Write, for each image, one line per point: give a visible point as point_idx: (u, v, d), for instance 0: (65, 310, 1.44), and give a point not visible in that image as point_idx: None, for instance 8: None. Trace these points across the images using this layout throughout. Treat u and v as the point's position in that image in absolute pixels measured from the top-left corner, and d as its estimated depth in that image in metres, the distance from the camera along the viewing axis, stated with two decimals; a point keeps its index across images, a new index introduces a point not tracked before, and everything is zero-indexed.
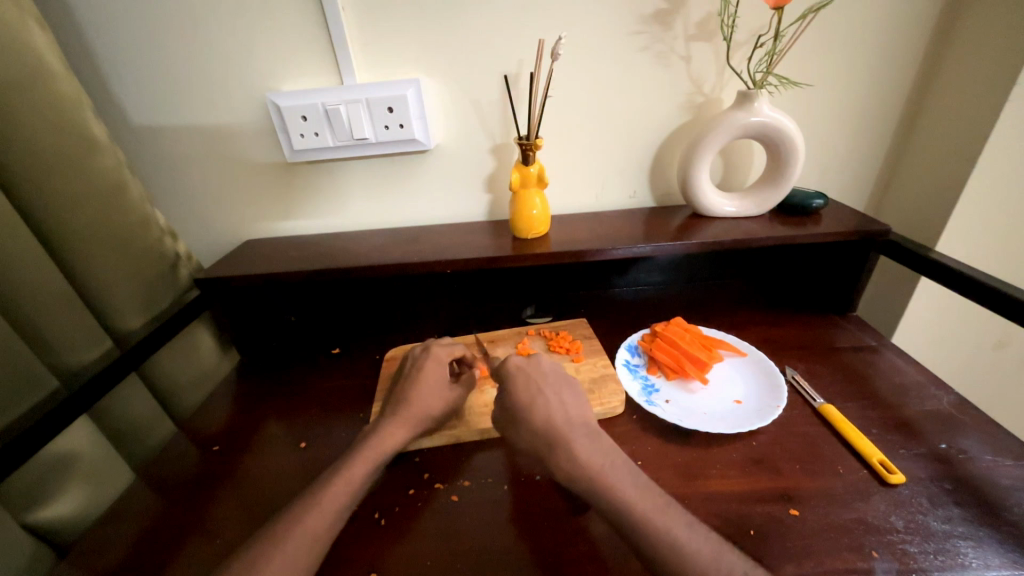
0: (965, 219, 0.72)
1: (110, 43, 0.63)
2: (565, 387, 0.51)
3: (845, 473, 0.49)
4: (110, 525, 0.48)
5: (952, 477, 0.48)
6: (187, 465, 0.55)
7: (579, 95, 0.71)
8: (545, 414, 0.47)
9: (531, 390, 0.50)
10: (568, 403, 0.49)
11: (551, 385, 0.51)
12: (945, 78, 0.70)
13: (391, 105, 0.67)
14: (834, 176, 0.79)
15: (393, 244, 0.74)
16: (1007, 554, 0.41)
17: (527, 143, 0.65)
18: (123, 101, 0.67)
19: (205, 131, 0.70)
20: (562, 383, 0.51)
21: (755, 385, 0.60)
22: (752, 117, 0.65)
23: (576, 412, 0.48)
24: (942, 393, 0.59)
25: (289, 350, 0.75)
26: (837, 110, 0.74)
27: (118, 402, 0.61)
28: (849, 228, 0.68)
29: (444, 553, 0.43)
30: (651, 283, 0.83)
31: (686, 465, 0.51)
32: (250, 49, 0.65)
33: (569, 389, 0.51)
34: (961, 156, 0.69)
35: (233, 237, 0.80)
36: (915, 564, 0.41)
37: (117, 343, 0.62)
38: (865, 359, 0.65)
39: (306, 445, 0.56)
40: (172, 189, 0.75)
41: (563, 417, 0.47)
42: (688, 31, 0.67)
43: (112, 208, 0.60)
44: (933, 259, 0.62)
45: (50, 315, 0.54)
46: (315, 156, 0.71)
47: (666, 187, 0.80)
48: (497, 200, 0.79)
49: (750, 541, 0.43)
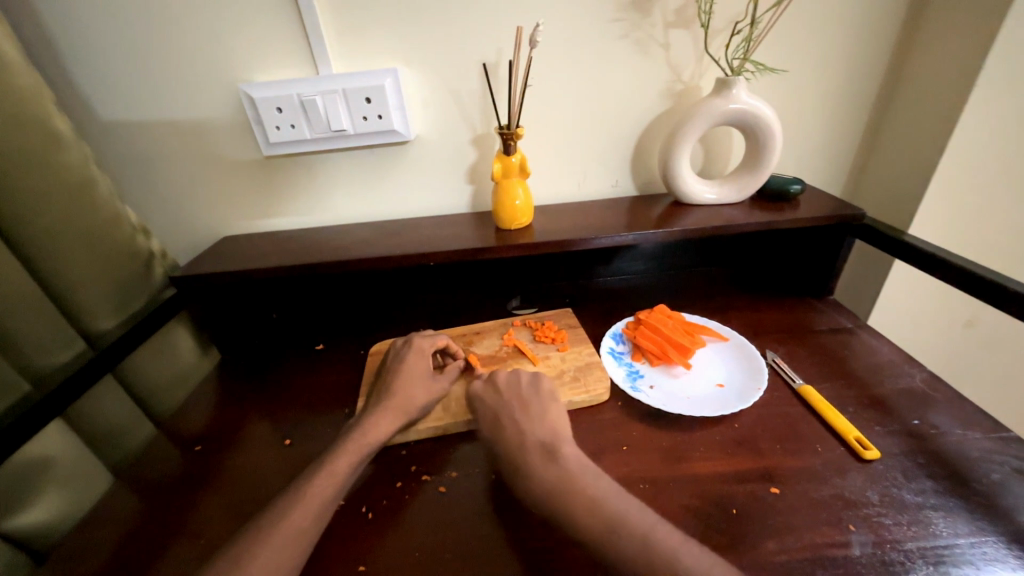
0: (937, 202, 0.74)
1: (72, 33, 0.61)
2: (541, 396, 0.52)
3: (823, 451, 0.50)
4: (89, 530, 0.47)
5: (924, 451, 0.50)
6: (168, 466, 0.54)
7: (559, 84, 0.70)
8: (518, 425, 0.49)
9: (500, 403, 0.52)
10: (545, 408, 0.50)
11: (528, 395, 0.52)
12: (916, 63, 0.71)
13: (369, 96, 0.66)
14: (811, 162, 0.81)
15: (375, 238, 0.73)
16: (976, 522, 0.43)
17: (508, 132, 0.64)
18: (88, 95, 0.65)
19: (176, 124, 0.68)
20: (536, 397, 0.52)
21: (736, 368, 0.61)
22: (730, 104, 0.66)
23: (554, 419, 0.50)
24: (914, 371, 0.61)
25: (272, 347, 0.74)
26: (814, 97, 0.75)
27: (94, 407, 0.60)
28: (826, 212, 0.69)
29: (432, 544, 0.44)
30: (635, 272, 0.83)
31: (670, 448, 0.52)
32: (221, 39, 0.63)
33: (546, 401, 0.52)
34: (932, 140, 0.70)
35: (210, 234, 0.78)
36: (889, 535, 0.42)
37: (91, 344, 0.60)
38: (842, 341, 0.67)
39: (291, 442, 0.56)
40: (144, 186, 0.72)
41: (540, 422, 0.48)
42: (666, 18, 0.67)
43: (80, 206, 0.58)
44: (905, 241, 0.63)
45: (20, 317, 0.52)
46: (292, 149, 0.70)
47: (648, 175, 0.80)
48: (479, 191, 0.79)
49: (733, 519, 0.44)
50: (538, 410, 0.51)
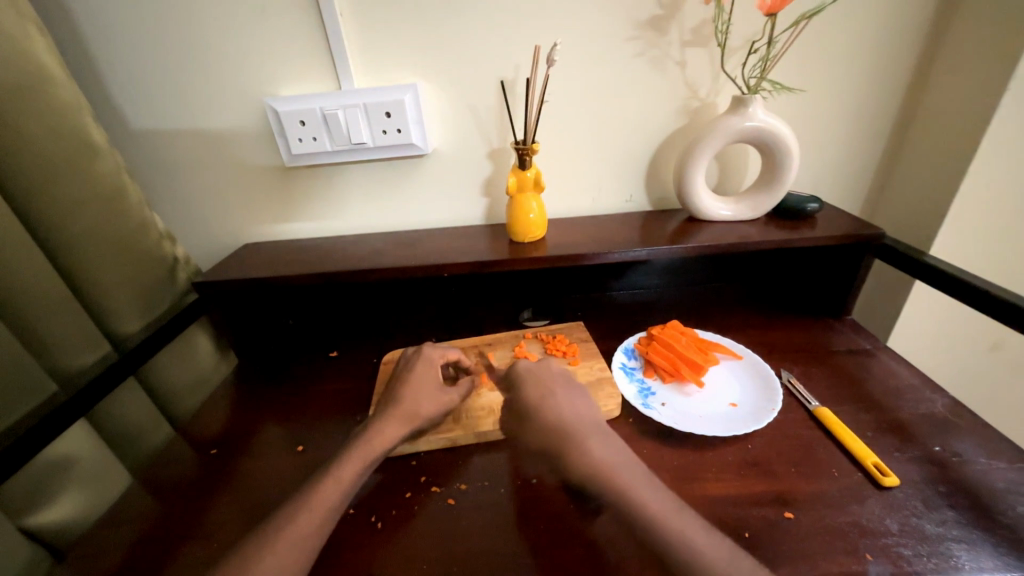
0: (960, 222, 0.73)
1: (110, 48, 0.64)
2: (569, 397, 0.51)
3: (840, 476, 0.49)
4: (107, 529, 0.48)
5: (946, 480, 0.48)
6: (185, 468, 0.55)
7: (575, 101, 0.71)
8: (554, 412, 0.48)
9: (541, 389, 0.51)
10: (586, 401, 0.50)
11: (563, 386, 0.52)
12: (938, 82, 0.70)
13: (389, 110, 0.67)
14: (829, 179, 0.80)
15: (391, 248, 0.74)
16: (1000, 556, 0.41)
17: (523, 147, 0.65)
18: (123, 106, 0.68)
19: (204, 135, 0.71)
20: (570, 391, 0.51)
21: (750, 388, 0.60)
22: (746, 122, 0.66)
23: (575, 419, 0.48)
24: (936, 396, 0.59)
25: (287, 353, 0.75)
26: (833, 115, 0.74)
27: (116, 408, 0.62)
28: (843, 231, 0.68)
29: (440, 557, 0.44)
30: (648, 287, 0.83)
31: (681, 468, 0.51)
32: (249, 54, 0.65)
33: (582, 396, 0.51)
34: (954, 161, 0.69)
35: (231, 241, 0.80)
36: (908, 566, 0.41)
37: (115, 347, 0.62)
38: (861, 362, 0.65)
39: (303, 449, 0.57)
40: (170, 193, 0.75)
41: (563, 418, 0.48)
42: (683, 36, 0.67)
43: (113, 212, 0.61)
44: (926, 262, 0.62)
45: (50, 320, 0.54)
46: (313, 160, 0.71)
47: (662, 191, 0.80)
48: (494, 204, 0.80)
49: (744, 544, 0.43)
50: (572, 405, 0.49)
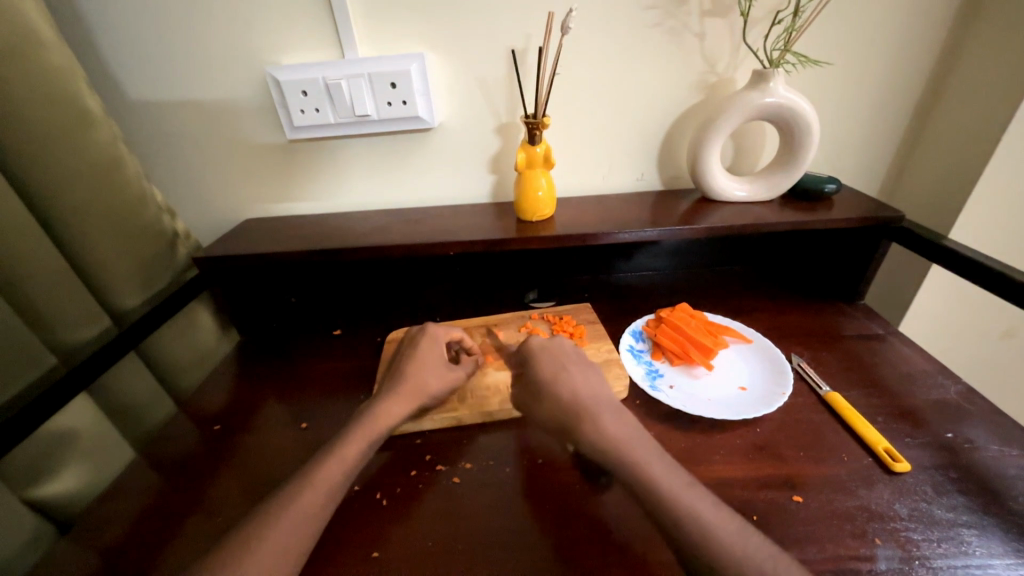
0: (980, 205, 0.71)
1: (102, 10, 0.61)
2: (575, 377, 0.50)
3: (849, 460, 0.49)
4: (112, 502, 0.48)
5: (958, 466, 0.48)
6: (188, 442, 0.55)
7: (588, 74, 0.69)
8: (569, 387, 0.49)
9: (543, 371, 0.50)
10: (581, 389, 0.49)
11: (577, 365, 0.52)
12: (969, 57, 0.67)
13: (394, 80, 0.65)
14: (846, 160, 0.78)
15: (396, 225, 0.72)
16: (1011, 543, 0.41)
17: (533, 121, 0.63)
18: (117, 73, 0.65)
19: (202, 105, 0.68)
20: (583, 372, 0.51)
21: (759, 372, 0.59)
22: (766, 97, 0.63)
23: (591, 398, 0.48)
24: (949, 382, 0.58)
25: (290, 331, 0.74)
26: (855, 93, 0.72)
27: (118, 382, 0.61)
28: (861, 213, 0.66)
29: (444, 536, 0.43)
30: (655, 269, 0.82)
31: (688, 450, 0.51)
32: (248, 19, 0.62)
33: (588, 376, 0.51)
34: (980, 142, 0.67)
35: (232, 217, 0.79)
36: (917, 551, 0.41)
37: (116, 322, 0.62)
38: (872, 348, 0.64)
39: (307, 426, 0.56)
40: (169, 167, 0.73)
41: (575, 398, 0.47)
42: (703, 6, 0.64)
43: (109, 182, 0.59)
44: (944, 246, 0.60)
45: (49, 293, 0.53)
46: (316, 133, 0.69)
47: (674, 170, 0.78)
48: (501, 181, 0.78)
49: (753, 526, 0.43)
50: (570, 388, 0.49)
